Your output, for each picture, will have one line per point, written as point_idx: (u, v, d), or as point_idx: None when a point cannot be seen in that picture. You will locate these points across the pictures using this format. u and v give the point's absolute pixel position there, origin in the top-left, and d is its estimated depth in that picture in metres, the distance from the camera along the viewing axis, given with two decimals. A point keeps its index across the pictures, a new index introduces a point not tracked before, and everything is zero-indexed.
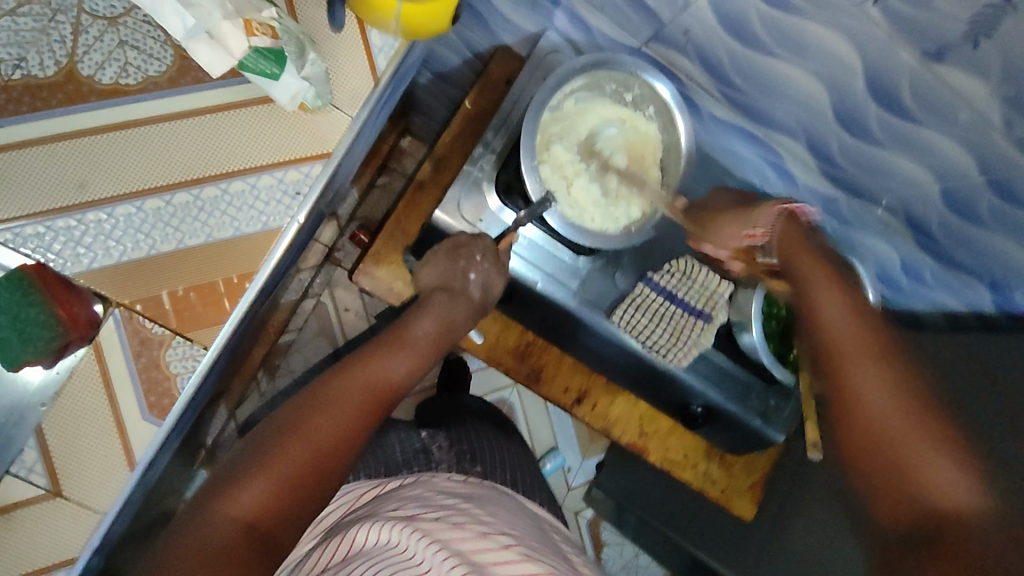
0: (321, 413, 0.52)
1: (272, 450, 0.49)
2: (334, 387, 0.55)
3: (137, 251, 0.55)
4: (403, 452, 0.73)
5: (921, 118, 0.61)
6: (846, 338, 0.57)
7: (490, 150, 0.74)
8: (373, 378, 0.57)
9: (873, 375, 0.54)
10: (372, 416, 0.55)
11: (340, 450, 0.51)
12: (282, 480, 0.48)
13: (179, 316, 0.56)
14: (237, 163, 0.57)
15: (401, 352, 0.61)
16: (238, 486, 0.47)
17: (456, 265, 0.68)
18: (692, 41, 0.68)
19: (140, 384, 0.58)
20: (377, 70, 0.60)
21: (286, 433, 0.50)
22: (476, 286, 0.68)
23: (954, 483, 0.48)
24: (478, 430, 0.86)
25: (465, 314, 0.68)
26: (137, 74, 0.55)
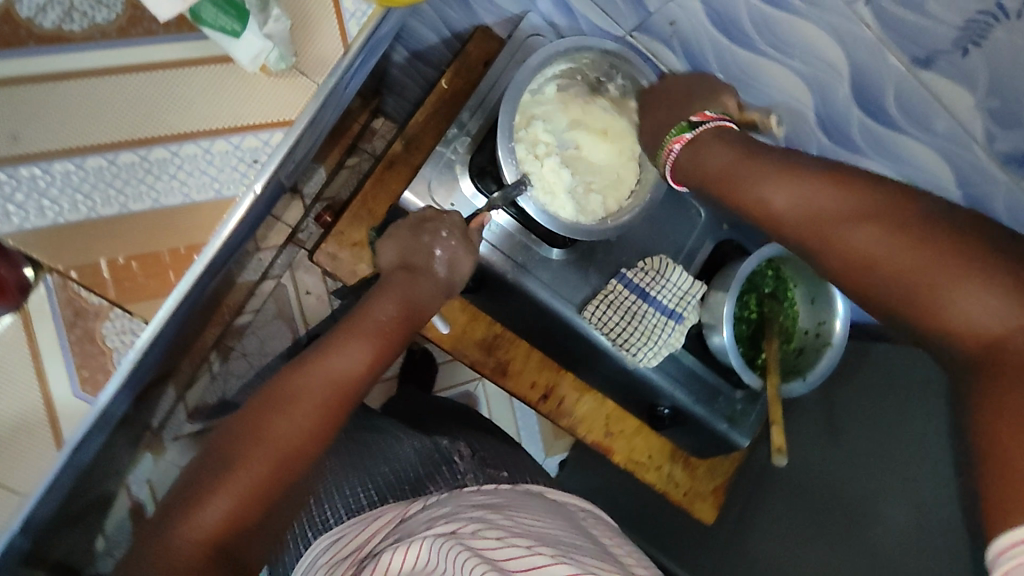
0: (273, 420, 0.49)
1: (226, 463, 0.47)
2: (288, 387, 0.50)
3: (75, 214, 0.51)
4: (419, 464, 0.68)
5: (904, 128, 0.60)
6: (789, 205, 0.52)
7: (465, 132, 0.72)
8: (331, 372, 0.52)
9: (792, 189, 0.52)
10: (333, 416, 0.51)
11: (300, 455, 0.49)
12: (240, 499, 0.46)
13: (119, 287, 0.52)
14: (190, 125, 0.53)
15: (366, 337, 0.55)
16: (194, 506, 0.45)
17: (419, 240, 0.64)
18: (677, 33, 0.66)
19: (73, 357, 0.52)
20: (347, 38, 0.57)
21: (239, 447, 0.48)
22: (442, 263, 0.64)
23: (983, 312, 0.41)
24: (480, 434, 0.80)
25: (432, 292, 0.63)
26: (83, 21, 0.50)
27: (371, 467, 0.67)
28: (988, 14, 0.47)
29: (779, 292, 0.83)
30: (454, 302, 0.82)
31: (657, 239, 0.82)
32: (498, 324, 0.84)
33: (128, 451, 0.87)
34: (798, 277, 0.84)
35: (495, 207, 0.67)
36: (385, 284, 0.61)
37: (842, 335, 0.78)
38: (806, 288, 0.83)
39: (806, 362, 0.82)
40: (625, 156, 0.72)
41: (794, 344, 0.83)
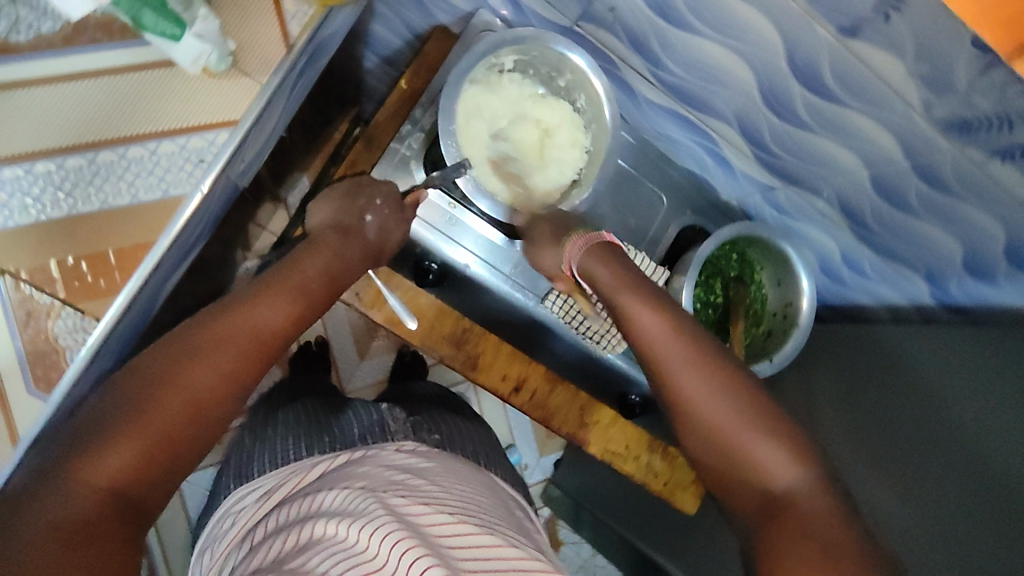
0: (192, 366, 0.46)
1: (137, 408, 0.43)
2: (210, 334, 0.48)
3: (25, 217, 0.53)
4: (358, 426, 0.65)
5: (844, 99, 0.60)
6: (651, 338, 0.58)
7: (418, 128, 0.76)
8: (256, 323, 0.50)
9: (653, 317, 0.59)
10: (257, 369, 0.50)
11: (222, 405, 0.47)
12: (149, 445, 0.43)
13: (68, 286, 0.54)
14: (136, 128, 0.55)
15: (290, 292, 0.54)
16: (96, 451, 0.41)
17: (354, 202, 0.68)
18: (618, 19, 0.67)
19: (26, 357, 0.55)
20: (290, 38, 0.58)
21: (152, 391, 0.44)
22: (374, 227, 0.67)
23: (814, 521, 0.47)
24: (438, 410, 0.78)
25: (361, 253, 0.65)
26: (29, 32, 0.52)
27: (313, 430, 0.65)
28: None
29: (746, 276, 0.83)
30: (422, 298, 0.82)
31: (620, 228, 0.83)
32: (466, 319, 0.84)
33: None
34: (765, 260, 0.83)
35: (432, 184, 0.70)
36: (317, 243, 0.62)
37: (807, 312, 0.78)
38: (772, 270, 0.83)
39: (773, 345, 0.81)
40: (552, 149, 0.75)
41: (763, 326, 0.84)
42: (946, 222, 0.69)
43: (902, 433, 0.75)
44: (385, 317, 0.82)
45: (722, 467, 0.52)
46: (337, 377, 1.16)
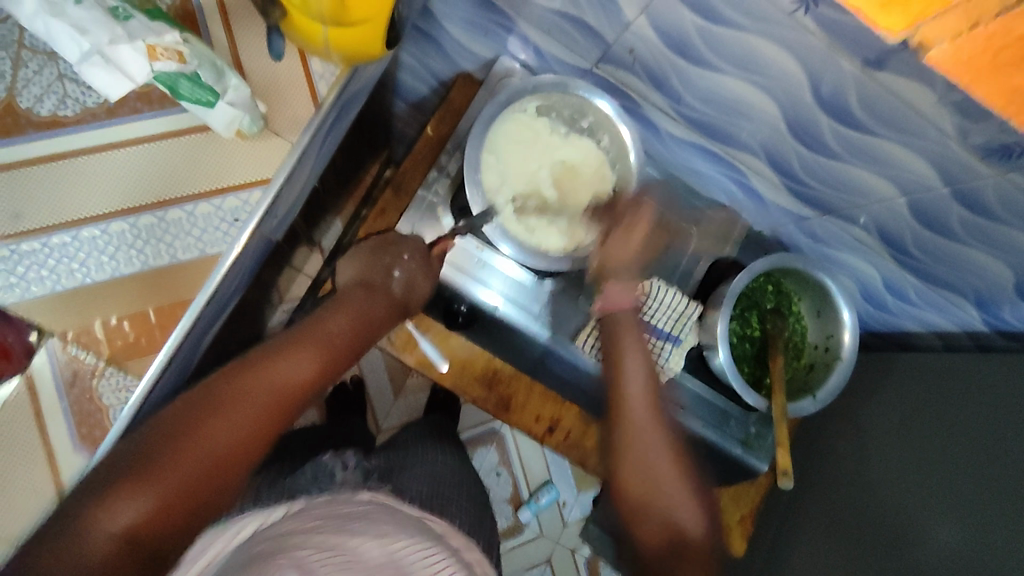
0: (214, 417, 0.47)
1: (155, 456, 0.44)
2: (234, 387, 0.50)
3: (71, 280, 0.56)
4: (304, 476, 0.65)
5: (874, 129, 0.59)
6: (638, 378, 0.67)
7: (444, 174, 0.76)
8: (278, 378, 0.52)
9: (644, 360, 0.68)
10: (275, 424, 0.51)
11: (239, 458, 0.48)
12: (164, 494, 0.44)
13: (112, 345, 0.56)
14: (175, 192, 0.57)
15: (312, 348, 0.56)
16: (113, 496, 0.42)
17: (379, 260, 0.69)
18: (638, 60, 0.67)
19: (72, 416, 0.57)
20: (318, 96, 0.60)
21: (172, 440, 0.45)
22: (400, 282, 0.69)
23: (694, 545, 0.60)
24: (409, 456, 0.77)
25: (385, 309, 0.67)
26: (75, 106, 0.55)
27: (271, 481, 0.65)
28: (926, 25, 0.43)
29: (782, 307, 0.81)
30: (452, 340, 0.83)
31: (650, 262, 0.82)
32: (497, 359, 0.84)
33: None
34: (802, 290, 0.81)
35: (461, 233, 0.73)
36: (341, 302, 0.64)
37: (849, 346, 0.75)
38: (812, 300, 0.81)
39: (817, 379, 0.79)
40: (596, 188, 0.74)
41: (804, 360, 0.81)
42: (993, 248, 0.66)
43: (950, 468, 0.71)
44: (418, 360, 0.83)
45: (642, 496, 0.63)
46: (372, 416, 1.17)
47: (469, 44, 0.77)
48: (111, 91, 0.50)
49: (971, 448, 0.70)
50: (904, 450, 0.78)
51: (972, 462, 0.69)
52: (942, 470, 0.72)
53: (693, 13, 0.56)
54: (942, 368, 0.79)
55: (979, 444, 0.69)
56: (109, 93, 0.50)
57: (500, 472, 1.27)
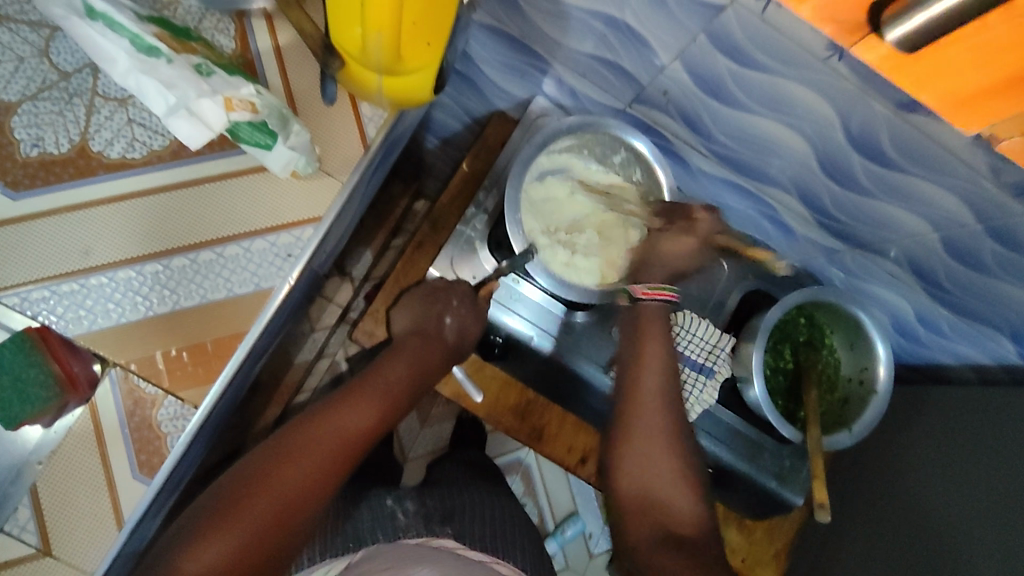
0: (287, 466, 0.54)
1: (236, 504, 0.51)
2: (302, 439, 0.56)
3: (135, 312, 0.58)
4: (370, 518, 0.67)
5: (906, 167, 0.60)
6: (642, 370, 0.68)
7: (482, 209, 0.78)
8: (342, 427, 0.58)
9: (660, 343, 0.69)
10: (342, 469, 0.57)
11: (309, 503, 0.54)
12: (246, 538, 0.50)
13: (171, 376, 0.59)
14: (233, 230, 0.60)
15: (371, 400, 0.62)
16: (203, 539, 0.49)
17: (431, 309, 0.72)
18: (671, 101, 0.70)
19: (132, 443, 0.59)
20: (367, 138, 0.64)
21: (249, 488, 0.52)
22: (452, 329, 0.72)
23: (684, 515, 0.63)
24: (463, 496, 0.78)
25: (439, 357, 0.72)
26: (143, 149, 0.59)
27: (333, 521, 0.67)
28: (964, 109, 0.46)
29: (814, 341, 0.82)
30: (487, 371, 0.84)
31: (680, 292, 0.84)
32: (530, 389, 0.85)
33: None
34: (835, 324, 0.82)
35: (504, 274, 0.73)
36: (399, 349, 0.70)
37: (884, 381, 0.75)
38: (843, 334, 0.81)
39: (852, 413, 0.79)
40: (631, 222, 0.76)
41: (838, 394, 0.81)
42: None
43: (989, 500, 0.70)
44: (453, 391, 0.83)
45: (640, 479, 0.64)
46: (401, 445, 1.18)
47: (504, 85, 0.80)
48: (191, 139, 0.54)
49: (1009, 479, 0.69)
50: (936, 482, 0.78)
51: (1010, 491, 0.68)
52: (979, 501, 0.72)
53: (726, 57, 0.58)
54: (979, 402, 0.79)
55: (1017, 475, 0.68)
56: (189, 142, 0.54)
57: (526, 502, 1.27)
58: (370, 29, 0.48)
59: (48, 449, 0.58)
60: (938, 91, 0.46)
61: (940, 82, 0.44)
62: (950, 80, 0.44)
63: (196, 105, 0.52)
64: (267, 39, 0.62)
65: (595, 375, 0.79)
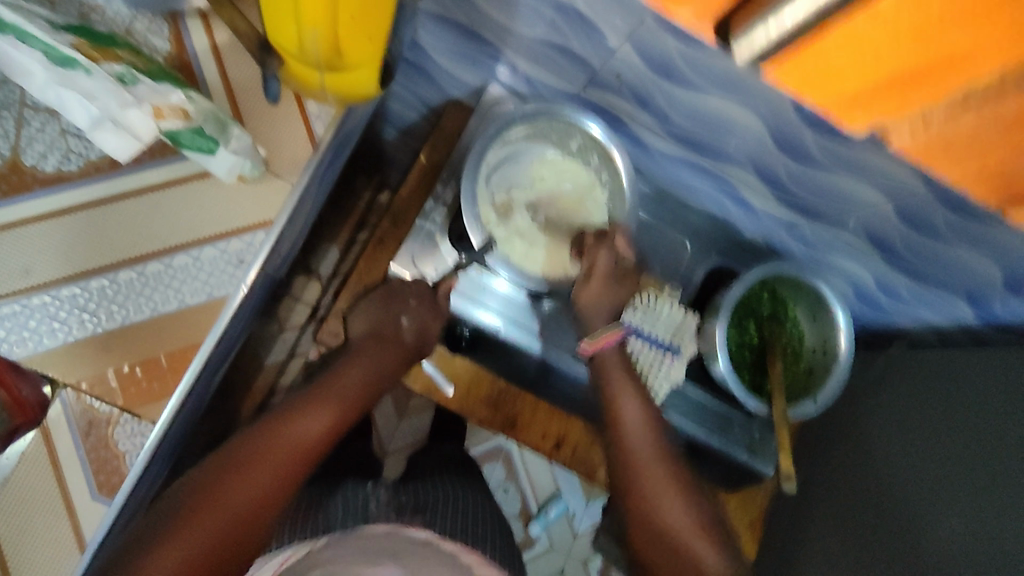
0: (239, 476, 0.53)
1: (183, 517, 0.50)
2: (255, 448, 0.55)
3: (83, 330, 0.56)
4: (342, 509, 0.66)
5: (855, 141, 0.61)
6: (628, 417, 0.73)
7: (440, 202, 0.76)
8: (296, 435, 0.58)
9: (633, 401, 0.73)
10: (297, 476, 0.57)
11: (263, 512, 0.53)
12: (197, 549, 0.49)
13: (126, 393, 0.57)
14: (180, 239, 0.58)
15: (327, 405, 0.63)
16: (147, 557, 0.47)
17: (387, 309, 0.74)
18: (625, 83, 0.69)
19: (89, 464, 0.58)
20: (316, 136, 0.62)
21: (201, 499, 0.51)
22: (409, 329, 0.73)
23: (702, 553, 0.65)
24: (434, 488, 0.78)
25: (398, 358, 0.74)
26: (78, 160, 0.57)
27: (303, 512, 0.66)
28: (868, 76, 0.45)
29: (778, 316, 0.83)
30: (457, 362, 0.83)
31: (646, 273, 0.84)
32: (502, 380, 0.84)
33: None
34: (797, 297, 0.83)
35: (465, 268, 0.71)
36: (355, 354, 0.72)
37: (845, 351, 0.77)
38: (807, 307, 0.83)
39: (816, 383, 0.80)
40: (590, 204, 0.76)
41: (802, 364, 0.82)
42: (981, 247, 0.67)
43: (949, 460, 0.73)
44: (423, 385, 0.83)
45: (648, 534, 0.68)
46: (380, 439, 1.18)
47: (457, 72, 0.79)
48: (117, 151, 0.50)
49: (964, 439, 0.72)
50: (901, 443, 0.80)
51: (964, 450, 0.71)
52: (936, 461, 0.74)
53: (673, 38, 0.57)
54: (939, 365, 0.81)
55: (972, 434, 0.71)
56: (117, 155, 0.50)
57: (508, 487, 1.28)
58: (307, 26, 0.47)
59: (5, 475, 0.57)
60: (834, 89, 0.43)
61: (833, 81, 0.42)
62: (836, 79, 0.42)
63: (123, 116, 0.49)
64: (203, 39, 0.60)
65: (564, 360, 0.79)
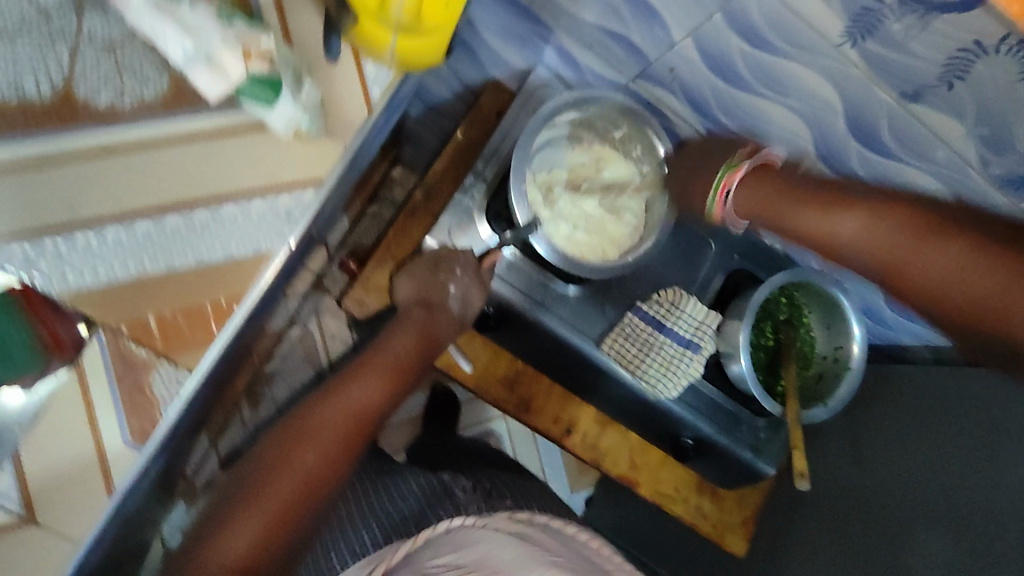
0: (302, 449, 0.57)
1: (257, 488, 0.54)
2: (313, 420, 0.59)
3: (125, 273, 0.56)
4: (426, 492, 0.72)
5: (899, 156, 0.63)
6: (863, 235, 0.57)
7: (481, 179, 0.76)
8: (350, 405, 0.60)
9: (848, 219, 0.59)
10: (353, 443, 0.60)
11: (326, 481, 0.58)
12: (267, 522, 0.54)
13: (165, 339, 0.56)
14: (231, 188, 0.58)
15: (378, 374, 0.63)
16: (234, 522, 0.53)
17: (435, 276, 0.71)
18: (677, 79, 0.70)
19: (122, 407, 0.56)
20: (372, 100, 0.62)
21: (269, 475, 0.55)
22: (455, 297, 0.71)
23: (946, 261, 0.50)
24: (489, 468, 0.83)
25: (447, 324, 0.71)
26: (133, 98, 0.56)
27: (378, 504, 0.71)
28: (967, 52, 0.48)
29: (794, 320, 0.84)
30: (476, 341, 0.85)
31: (669, 269, 0.85)
32: (518, 360, 0.87)
33: None
34: (813, 304, 0.85)
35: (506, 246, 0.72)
36: (402, 320, 0.70)
37: (859, 358, 0.80)
38: (821, 314, 0.85)
39: (827, 389, 0.83)
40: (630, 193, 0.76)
41: (812, 369, 0.84)
42: None
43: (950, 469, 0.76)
44: (444, 361, 0.83)
45: (914, 287, 0.53)
46: None
47: (503, 53, 0.79)
48: (209, 91, 0.53)
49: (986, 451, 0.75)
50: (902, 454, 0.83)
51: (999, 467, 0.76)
52: None
53: (739, 37, 0.59)
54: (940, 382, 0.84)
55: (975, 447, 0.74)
56: (207, 94, 0.53)
57: None
58: None
59: (33, 414, 0.55)
60: None
61: None
62: None
63: (216, 55, 0.51)
64: None
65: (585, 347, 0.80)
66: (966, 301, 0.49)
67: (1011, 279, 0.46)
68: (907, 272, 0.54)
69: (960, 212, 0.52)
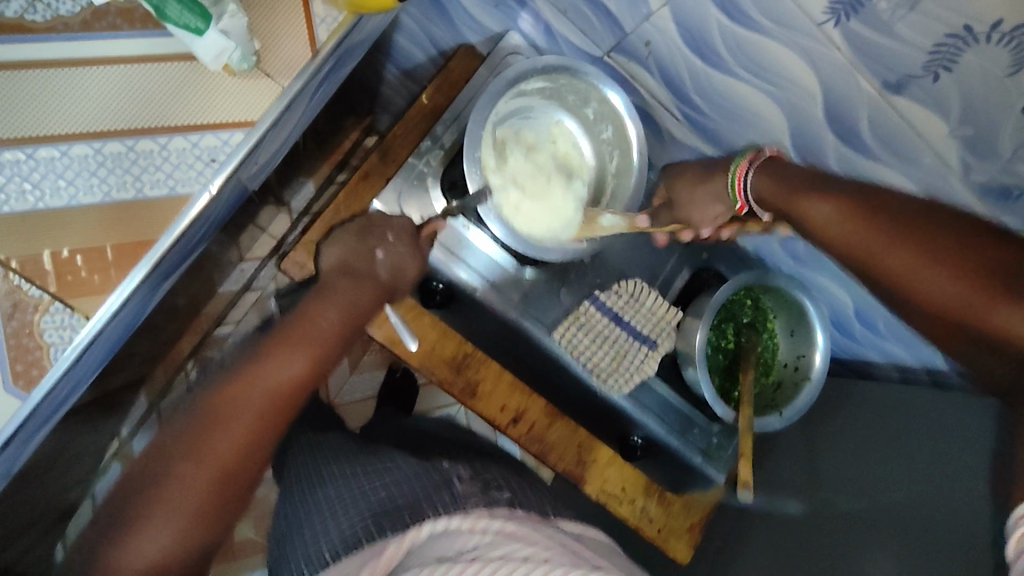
0: (216, 433, 0.50)
1: (163, 482, 0.48)
2: (226, 401, 0.51)
3: (23, 203, 0.51)
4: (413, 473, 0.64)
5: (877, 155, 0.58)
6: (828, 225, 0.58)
7: (438, 144, 0.73)
8: (270, 383, 0.53)
9: (826, 208, 0.58)
10: (274, 423, 0.53)
11: (246, 467, 0.51)
12: (184, 520, 0.47)
13: (60, 280, 0.51)
14: (148, 121, 0.52)
15: (300, 347, 0.56)
16: (137, 530, 0.46)
17: (364, 243, 0.66)
18: (652, 54, 0.66)
19: (8, 351, 0.51)
20: (317, 41, 0.56)
21: (181, 463, 0.48)
22: (386, 266, 0.66)
23: (935, 289, 0.51)
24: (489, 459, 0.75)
25: (374, 294, 0.64)
26: (45, 12, 0.50)
27: (364, 474, 0.65)
28: (958, 37, 0.46)
29: (756, 323, 0.81)
30: (425, 318, 0.76)
31: (632, 259, 0.81)
32: (467, 342, 0.79)
33: (88, 456, 0.82)
34: (779, 308, 0.81)
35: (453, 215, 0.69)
36: (326, 289, 0.62)
37: (819, 367, 0.76)
38: (786, 319, 0.81)
39: (784, 397, 0.79)
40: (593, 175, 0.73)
41: (772, 377, 0.81)
42: None
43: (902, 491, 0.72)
44: (385, 335, 0.74)
45: (932, 311, 0.52)
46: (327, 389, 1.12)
47: (475, 12, 0.74)
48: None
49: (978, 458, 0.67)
50: (856, 471, 0.80)
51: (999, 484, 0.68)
52: None
53: (718, 8, 0.54)
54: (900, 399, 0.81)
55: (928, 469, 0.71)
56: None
57: None
58: None
59: None
60: None
61: None
62: None
63: None
64: None
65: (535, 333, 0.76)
66: (935, 307, 0.51)
67: (968, 278, 0.49)
68: (880, 261, 0.54)
69: (954, 221, 0.52)
